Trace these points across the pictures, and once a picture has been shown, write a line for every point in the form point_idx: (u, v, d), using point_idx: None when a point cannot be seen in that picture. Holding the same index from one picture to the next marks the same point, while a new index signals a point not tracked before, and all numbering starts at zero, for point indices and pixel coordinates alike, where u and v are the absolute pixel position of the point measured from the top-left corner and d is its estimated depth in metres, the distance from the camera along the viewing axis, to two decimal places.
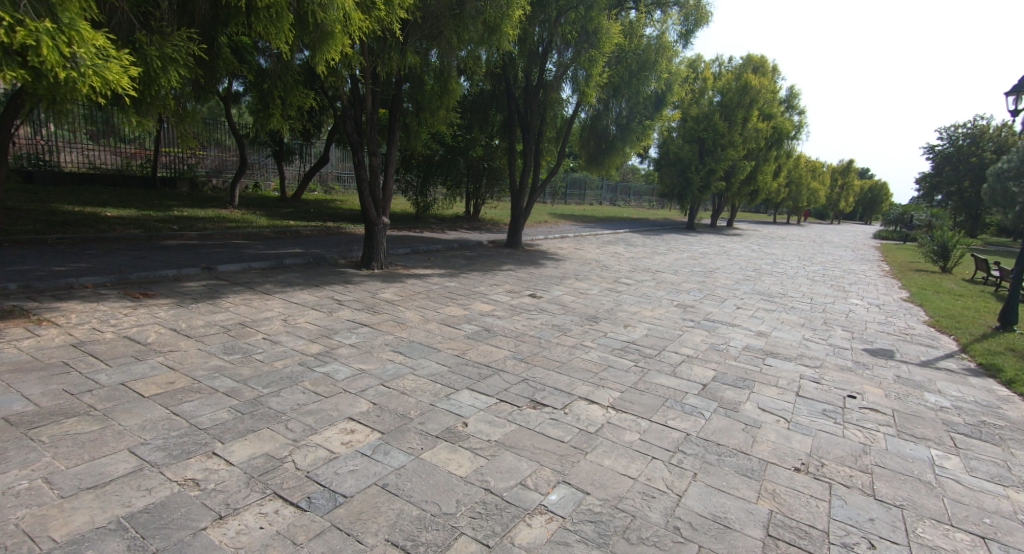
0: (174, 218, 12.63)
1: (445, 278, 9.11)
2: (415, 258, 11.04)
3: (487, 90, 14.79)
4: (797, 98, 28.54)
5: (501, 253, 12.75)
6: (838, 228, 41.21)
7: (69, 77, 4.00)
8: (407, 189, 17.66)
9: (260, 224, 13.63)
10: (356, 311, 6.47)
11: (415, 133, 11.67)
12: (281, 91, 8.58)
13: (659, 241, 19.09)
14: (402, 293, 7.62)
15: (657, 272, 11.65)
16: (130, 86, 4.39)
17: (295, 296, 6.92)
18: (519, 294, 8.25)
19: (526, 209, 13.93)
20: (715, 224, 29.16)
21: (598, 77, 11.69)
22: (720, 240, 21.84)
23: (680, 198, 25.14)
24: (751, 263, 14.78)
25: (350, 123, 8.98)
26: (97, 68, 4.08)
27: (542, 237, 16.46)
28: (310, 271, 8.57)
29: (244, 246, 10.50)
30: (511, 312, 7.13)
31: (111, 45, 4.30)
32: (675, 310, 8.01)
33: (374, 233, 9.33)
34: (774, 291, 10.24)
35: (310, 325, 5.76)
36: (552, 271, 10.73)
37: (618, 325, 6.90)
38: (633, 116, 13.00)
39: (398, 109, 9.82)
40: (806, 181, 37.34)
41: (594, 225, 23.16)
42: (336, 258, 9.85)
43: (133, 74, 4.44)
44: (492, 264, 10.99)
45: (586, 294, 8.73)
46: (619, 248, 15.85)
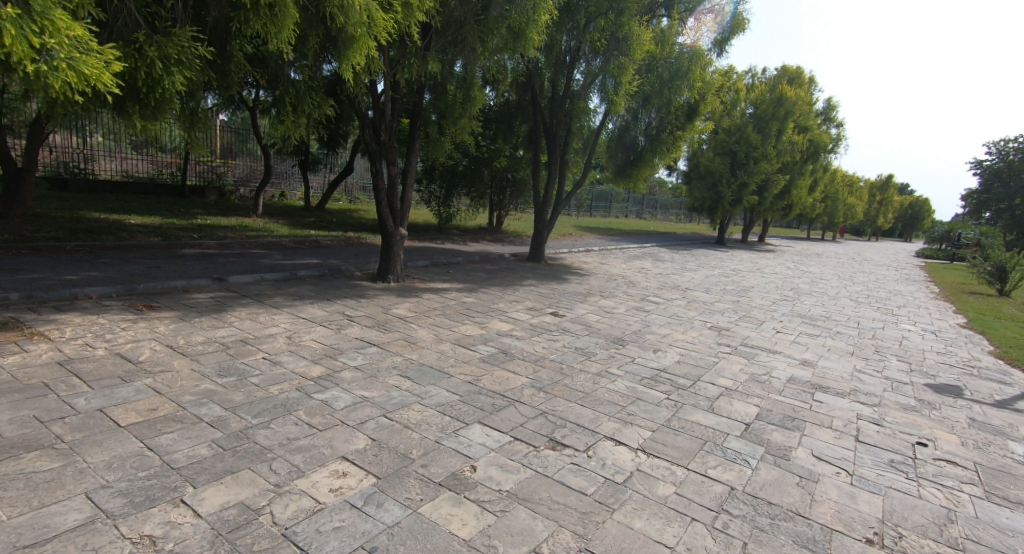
0: (196, 227, 12.51)
1: (464, 293, 8.70)
2: (435, 270, 10.66)
3: (513, 100, 14.46)
4: (835, 110, 27.54)
5: (523, 268, 12.31)
6: (877, 245, 39.69)
7: (39, 71, 3.74)
8: (431, 200, 17.39)
9: (281, 234, 13.46)
10: (366, 329, 6.07)
11: (437, 142, 11.34)
12: (294, 99, 7.98)
13: (688, 256, 18.42)
14: (417, 309, 7.22)
15: (688, 290, 11.04)
16: (112, 83, 4.11)
17: (304, 310, 6.56)
18: (541, 312, 7.78)
19: (550, 221, 13.45)
20: (746, 239, 28.26)
21: (628, 86, 11.16)
22: (752, 256, 21.02)
23: (710, 212, 24.39)
24: (788, 282, 14.03)
25: (369, 131, 8.63)
26: (71, 61, 3.80)
27: (566, 251, 15.96)
28: (324, 284, 8.24)
29: (261, 257, 10.26)
30: (531, 332, 6.65)
31: (92, 38, 4.05)
32: (710, 333, 7.44)
33: (390, 244, 9.00)
34: (817, 314, 9.60)
35: (315, 343, 5.37)
36: (576, 287, 10.23)
37: (647, 349, 6.37)
38: (664, 126, 12.47)
39: (418, 118, 9.47)
40: (843, 196, 36.08)
41: (620, 239, 22.58)
42: (352, 271, 9.52)
43: (116, 69, 4.16)
44: (513, 278, 10.54)
45: (612, 313, 8.21)
46: (647, 263, 15.26)
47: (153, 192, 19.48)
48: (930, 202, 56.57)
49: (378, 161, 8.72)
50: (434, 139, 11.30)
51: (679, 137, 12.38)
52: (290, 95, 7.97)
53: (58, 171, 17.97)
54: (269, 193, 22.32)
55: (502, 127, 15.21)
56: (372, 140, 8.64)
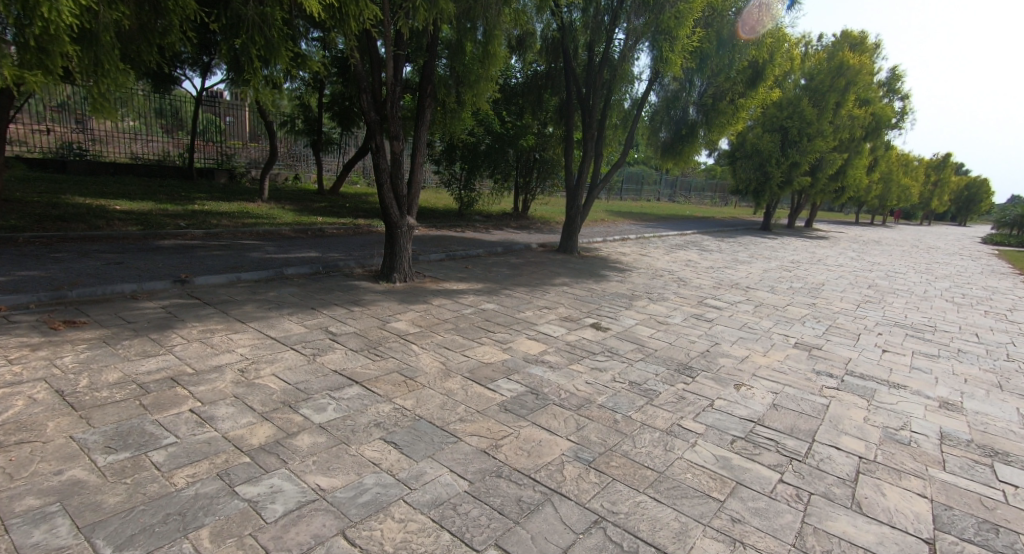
0: (187, 214, 11.15)
1: (484, 298, 7.17)
2: (451, 266, 9.15)
3: (543, 69, 12.76)
4: (898, 81, 24.92)
5: (553, 261, 10.73)
6: (932, 231, 36.88)
7: None
8: (451, 183, 15.71)
9: (282, 222, 12.07)
10: (352, 354, 4.59)
11: (455, 114, 9.82)
12: (262, 50, 5.61)
13: (735, 245, 16.60)
14: (425, 322, 5.73)
15: (751, 290, 9.35)
16: None
17: (277, 325, 5.11)
18: (580, 325, 6.21)
19: (584, 207, 11.76)
20: (792, 225, 26.00)
21: (685, 40, 9.35)
22: (805, 244, 19.01)
23: (756, 195, 22.30)
24: (859, 277, 12.20)
25: (367, 97, 6.97)
26: None
27: (601, 241, 14.34)
28: (314, 286, 6.80)
29: (251, 250, 8.83)
30: (570, 357, 5.09)
31: None
32: (799, 356, 5.80)
33: (395, 237, 7.51)
34: (917, 325, 7.91)
35: (275, 380, 3.90)
36: (617, 286, 8.60)
37: (726, 384, 4.77)
38: (723, 94, 10.59)
39: (429, 82, 7.82)
40: (898, 177, 33.39)
41: (657, 225, 20.77)
42: (352, 267, 8.08)
43: None
44: (542, 276, 8.97)
45: (665, 324, 6.60)
46: (692, 254, 13.51)
47: (159, 175, 18.30)
48: (988, 184, 52.56)
49: (378, 134, 7.07)
50: (452, 113, 9.77)
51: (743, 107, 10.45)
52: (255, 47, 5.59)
53: (62, 153, 17.23)
54: (281, 176, 21.05)
55: (529, 101, 13.62)
56: (372, 110, 6.98)
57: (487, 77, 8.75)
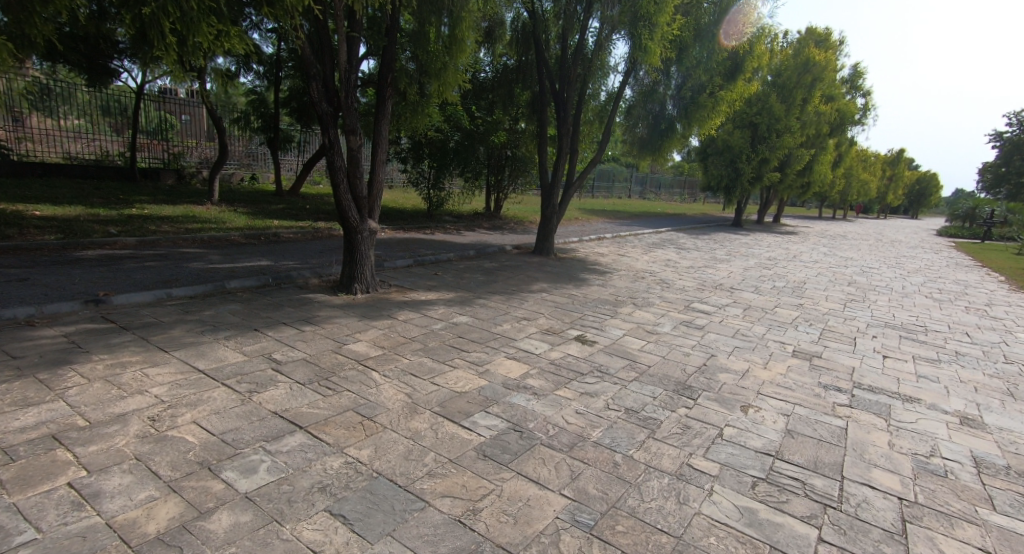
0: (122, 222, 10.09)
1: (455, 310, 6.48)
2: (419, 273, 8.42)
3: (513, 61, 12.19)
4: (861, 77, 25.13)
5: (528, 264, 10.11)
6: (892, 224, 37.75)
7: None
8: (419, 182, 14.86)
9: (232, 227, 11.10)
10: (297, 388, 3.84)
11: (421, 107, 9.07)
12: (178, 25, 4.92)
13: (711, 242, 16.31)
14: (389, 342, 5.01)
15: (736, 291, 8.91)
16: None
17: (210, 353, 4.32)
18: (563, 339, 5.59)
19: (559, 207, 11.18)
20: (761, 221, 26.07)
21: (665, 28, 8.83)
22: (778, 240, 18.90)
23: (727, 191, 22.16)
24: (837, 273, 11.96)
25: (317, 84, 6.09)
26: None
27: (577, 241, 13.82)
28: (260, 301, 5.99)
29: (191, 261, 7.92)
30: (555, 381, 4.45)
31: None
32: (801, 366, 5.25)
33: (356, 244, 6.75)
34: (910, 324, 7.54)
35: (195, 430, 3.15)
36: (599, 292, 8.02)
37: (732, 407, 4.18)
38: (702, 86, 10.13)
39: (390, 71, 7.03)
40: (859, 172, 34.00)
41: (630, 223, 20.38)
42: (306, 278, 7.27)
43: None
44: (518, 282, 8.32)
45: (655, 333, 6.05)
46: (670, 253, 13.08)
47: (97, 177, 16.98)
48: (939, 177, 54.46)
49: (332, 128, 6.25)
50: (417, 106, 9.03)
51: (723, 100, 10.04)
52: (169, 20, 4.88)
53: None
54: (236, 177, 19.86)
55: (499, 96, 13.03)
56: (323, 100, 6.15)
57: (453, 67, 8.05)
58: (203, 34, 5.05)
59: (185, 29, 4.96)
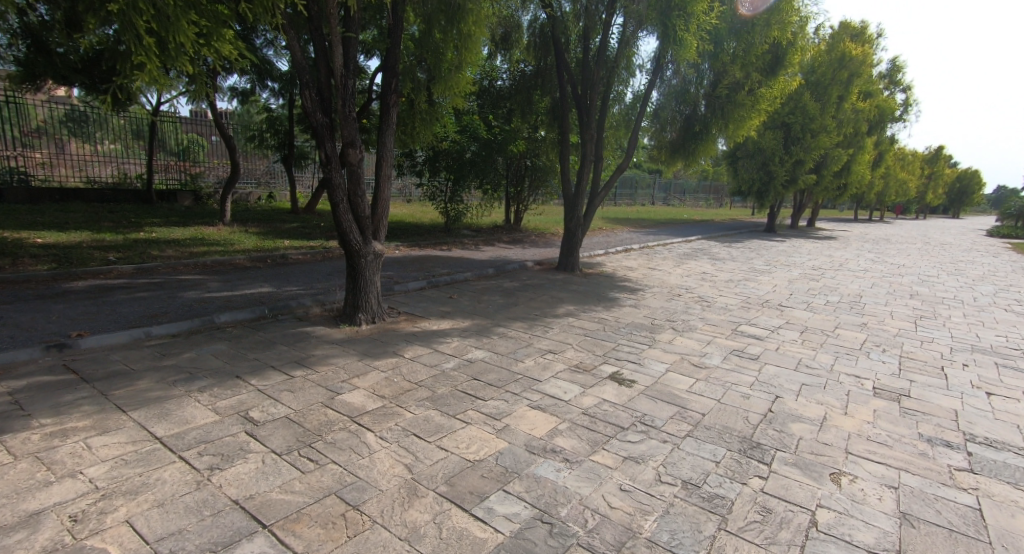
0: (124, 249, 9.62)
1: (471, 342, 5.70)
2: (432, 297, 7.67)
3: (533, 66, 11.48)
4: (899, 71, 23.76)
5: (553, 282, 9.31)
6: (934, 225, 35.86)
7: None
8: (436, 196, 14.15)
9: (238, 250, 10.54)
10: (270, 461, 3.09)
11: (426, 114, 8.37)
12: (155, 26, 3.84)
13: (746, 251, 15.26)
14: (391, 391, 4.23)
15: (787, 309, 7.95)
16: None
17: (174, 411, 3.60)
18: (596, 380, 4.74)
19: (584, 218, 10.36)
20: (796, 225, 24.78)
21: (701, 18, 8.03)
22: (818, 246, 17.71)
23: (759, 196, 21.03)
24: (894, 283, 10.86)
25: (311, 93, 5.39)
26: None
27: (604, 254, 12.96)
28: (251, 338, 5.29)
29: (187, 290, 7.31)
30: (591, 440, 3.62)
31: None
32: (890, 412, 4.29)
33: (359, 269, 6.05)
34: (998, 347, 6.50)
35: (124, 536, 2.41)
36: (632, 315, 7.16)
37: (819, 476, 3.28)
38: (740, 83, 9.19)
39: (394, 76, 6.26)
40: (897, 172, 32.34)
41: (658, 232, 19.43)
42: (308, 306, 6.59)
43: None
44: (541, 305, 7.51)
45: (704, 368, 5.16)
46: (704, 266, 12.12)
47: (113, 200, 16.78)
48: (979, 175, 52.05)
49: (328, 141, 5.55)
50: (422, 113, 8.32)
51: (763, 97, 9.09)
52: (143, 20, 3.81)
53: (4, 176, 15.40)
54: (252, 195, 19.53)
55: (517, 104, 12.33)
56: (317, 110, 5.44)
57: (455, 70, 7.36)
58: (187, 35, 3.94)
59: (162, 30, 3.87)
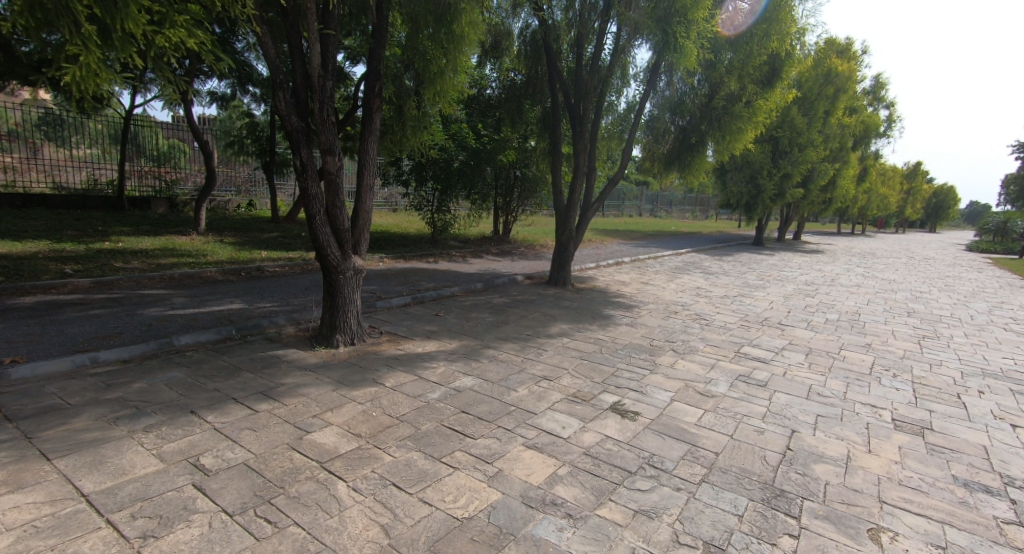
0: (86, 260, 9.03)
1: (457, 367, 5.25)
2: (416, 314, 7.19)
3: (523, 75, 11.17)
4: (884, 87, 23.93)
5: (543, 297, 8.91)
6: (916, 239, 36.21)
7: None
8: (422, 206, 13.67)
9: (211, 261, 9.99)
10: (217, 526, 2.60)
11: (415, 121, 7.89)
12: (97, 11, 3.35)
13: (738, 265, 15.02)
14: (368, 428, 3.75)
15: (788, 328, 7.61)
16: None
17: (110, 459, 3.11)
18: (596, 412, 4.31)
19: (575, 231, 10.00)
20: (783, 238, 24.74)
21: (701, 26, 7.76)
22: (808, 260, 17.56)
23: (748, 209, 20.93)
24: (891, 299, 10.62)
25: (285, 95, 4.91)
26: None
27: (594, 267, 12.61)
28: (212, 363, 4.80)
29: (148, 307, 6.77)
30: (594, 488, 3.19)
31: None
32: (917, 447, 3.89)
33: (337, 286, 5.57)
34: (1011, 370, 6.19)
35: None
36: (628, 335, 6.77)
37: (855, 534, 2.87)
38: (737, 95, 8.91)
39: (377, 79, 5.78)
40: (880, 187, 32.63)
41: (647, 244, 19.17)
42: (280, 326, 6.09)
43: None
44: (532, 323, 7.07)
45: (710, 397, 4.75)
46: (697, 280, 11.80)
47: (82, 207, 16.08)
48: (957, 190, 53.02)
49: (304, 147, 5.06)
50: (411, 120, 7.83)
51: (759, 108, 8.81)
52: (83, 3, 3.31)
53: None
54: (230, 203, 18.89)
55: (506, 114, 11.99)
56: (293, 114, 4.96)
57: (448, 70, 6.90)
58: (137, 22, 3.45)
59: (106, 16, 3.38)
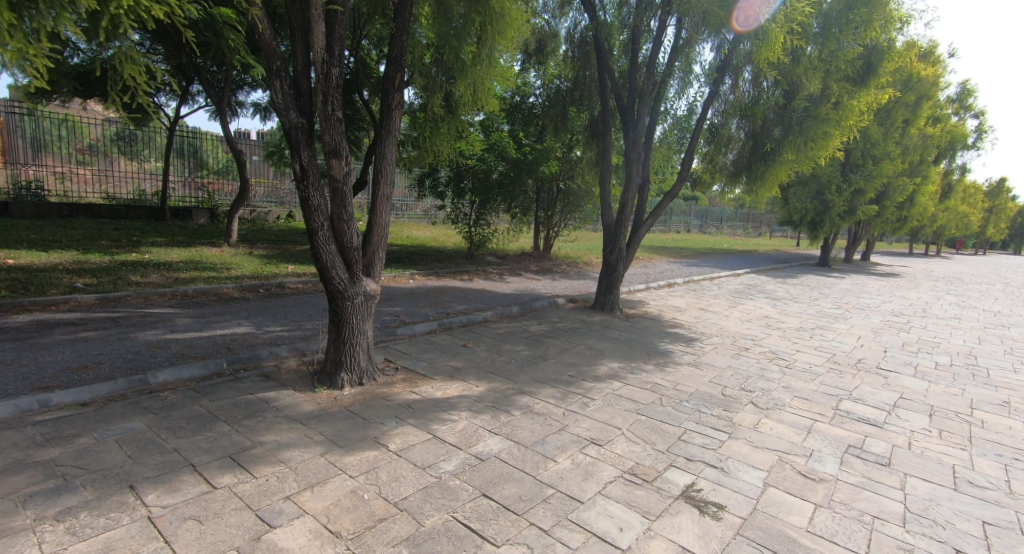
0: (100, 274, 8.53)
1: (484, 422, 4.22)
2: (441, 345, 6.21)
3: (571, 80, 10.20)
4: (972, 95, 21.63)
5: (589, 326, 7.79)
6: (1002, 261, 32.87)
7: None
8: (458, 219, 12.74)
9: (232, 276, 9.36)
10: None
11: (447, 119, 7.17)
12: None
13: (807, 289, 13.45)
14: (354, 525, 2.78)
15: (892, 374, 6.24)
16: None
17: None
18: (664, 504, 3.19)
19: (625, 250, 8.90)
20: (850, 259, 22.64)
21: (782, 18, 6.68)
22: (887, 285, 15.69)
23: (813, 226, 19.20)
24: (1005, 337, 8.94)
25: (283, 86, 4.07)
26: None
27: (645, 290, 11.39)
28: (186, 409, 3.94)
29: (145, 329, 6.07)
30: None
31: None
32: None
33: (343, 314, 4.69)
34: None
35: None
36: (694, 380, 5.59)
37: None
38: (822, 96, 7.64)
39: (399, 71, 4.88)
40: (961, 204, 29.79)
41: (700, 264, 17.71)
42: (282, 358, 5.23)
43: None
44: (576, 360, 5.97)
45: (819, 481, 3.57)
46: (764, 307, 10.40)
47: (125, 217, 15.97)
48: None
49: (304, 149, 4.20)
50: (443, 117, 7.10)
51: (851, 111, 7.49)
52: None
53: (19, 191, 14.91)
54: (270, 214, 18.61)
55: (549, 121, 10.99)
56: (292, 108, 4.12)
57: (488, 54, 6.25)
58: None
59: None
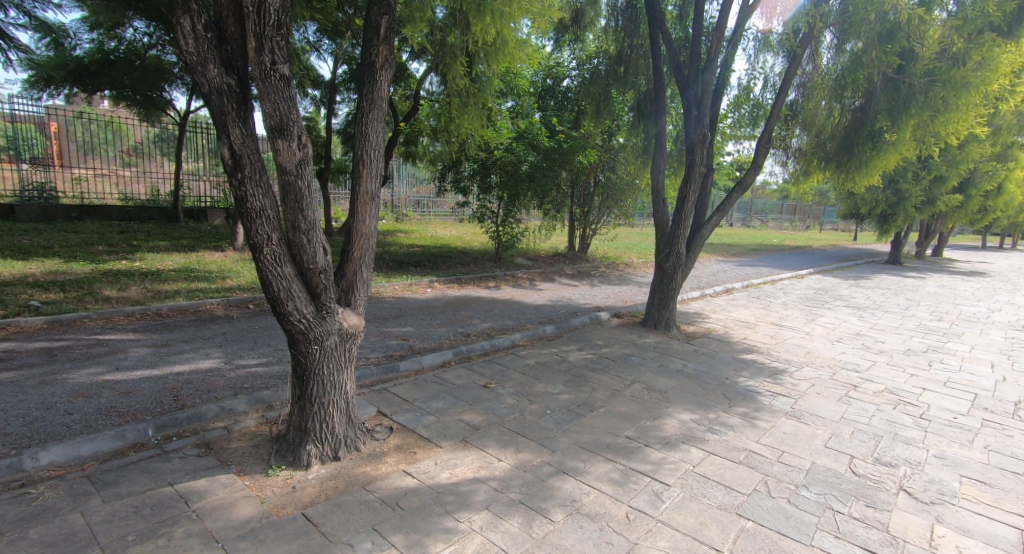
0: (71, 288, 7.40)
1: (504, 540, 2.74)
2: (455, 386, 4.76)
3: (612, 53, 8.57)
4: None
5: (640, 351, 6.24)
6: None
7: None
8: (484, 218, 11.25)
9: (223, 287, 8.12)
10: None
11: (474, 97, 6.00)
12: None
13: (891, 295, 11.45)
14: None
15: None
16: None
17: None
18: None
19: (684, 255, 7.29)
20: (923, 255, 20.26)
21: None
22: (981, 287, 13.49)
23: (883, 220, 17.04)
24: None
25: (194, 28, 2.72)
26: None
27: (700, 299, 9.73)
28: (52, 523, 2.62)
29: (83, 365, 4.81)
30: None
31: None
32: None
33: (306, 362, 3.29)
34: None
35: None
36: (804, 444, 3.98)
37: None
38: (953, 54, 5.84)
39: (386, 13, 3.43)
40: None
41: (755, 263, 15.83)
42: (235, 414, 3.85)
43: None
44: (634, 411, 4.43)
45: None
46: (850, 320, 8.61)
47: (136, 218, 15.10)
48: None
49: (231, 123, 2.82)
50: (469, 94, 5.92)
51: (997, 73, 5.65)
52: None
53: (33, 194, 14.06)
54: None
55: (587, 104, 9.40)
56: (209, 62, 2.76)
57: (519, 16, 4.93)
58: None
59: None
